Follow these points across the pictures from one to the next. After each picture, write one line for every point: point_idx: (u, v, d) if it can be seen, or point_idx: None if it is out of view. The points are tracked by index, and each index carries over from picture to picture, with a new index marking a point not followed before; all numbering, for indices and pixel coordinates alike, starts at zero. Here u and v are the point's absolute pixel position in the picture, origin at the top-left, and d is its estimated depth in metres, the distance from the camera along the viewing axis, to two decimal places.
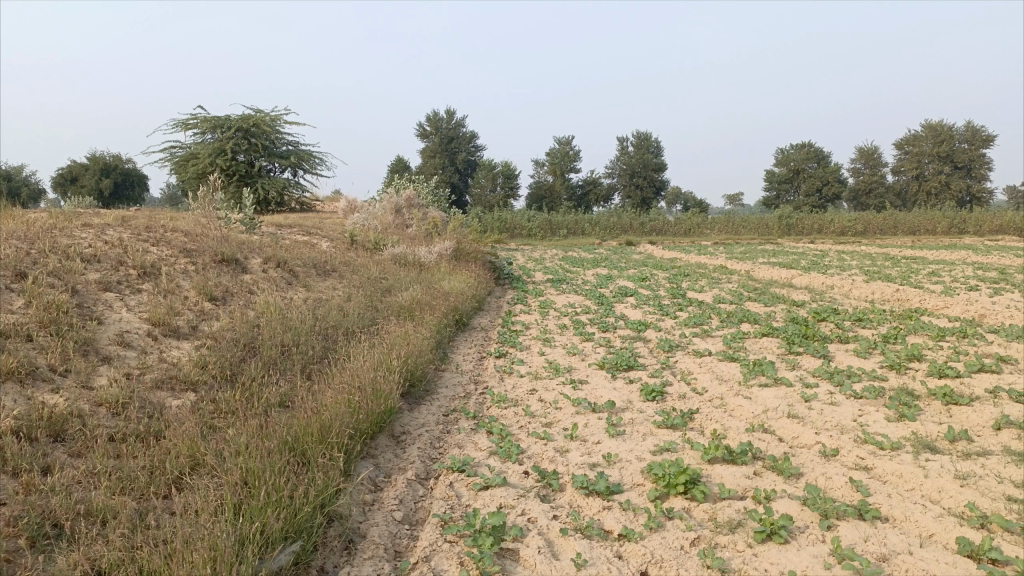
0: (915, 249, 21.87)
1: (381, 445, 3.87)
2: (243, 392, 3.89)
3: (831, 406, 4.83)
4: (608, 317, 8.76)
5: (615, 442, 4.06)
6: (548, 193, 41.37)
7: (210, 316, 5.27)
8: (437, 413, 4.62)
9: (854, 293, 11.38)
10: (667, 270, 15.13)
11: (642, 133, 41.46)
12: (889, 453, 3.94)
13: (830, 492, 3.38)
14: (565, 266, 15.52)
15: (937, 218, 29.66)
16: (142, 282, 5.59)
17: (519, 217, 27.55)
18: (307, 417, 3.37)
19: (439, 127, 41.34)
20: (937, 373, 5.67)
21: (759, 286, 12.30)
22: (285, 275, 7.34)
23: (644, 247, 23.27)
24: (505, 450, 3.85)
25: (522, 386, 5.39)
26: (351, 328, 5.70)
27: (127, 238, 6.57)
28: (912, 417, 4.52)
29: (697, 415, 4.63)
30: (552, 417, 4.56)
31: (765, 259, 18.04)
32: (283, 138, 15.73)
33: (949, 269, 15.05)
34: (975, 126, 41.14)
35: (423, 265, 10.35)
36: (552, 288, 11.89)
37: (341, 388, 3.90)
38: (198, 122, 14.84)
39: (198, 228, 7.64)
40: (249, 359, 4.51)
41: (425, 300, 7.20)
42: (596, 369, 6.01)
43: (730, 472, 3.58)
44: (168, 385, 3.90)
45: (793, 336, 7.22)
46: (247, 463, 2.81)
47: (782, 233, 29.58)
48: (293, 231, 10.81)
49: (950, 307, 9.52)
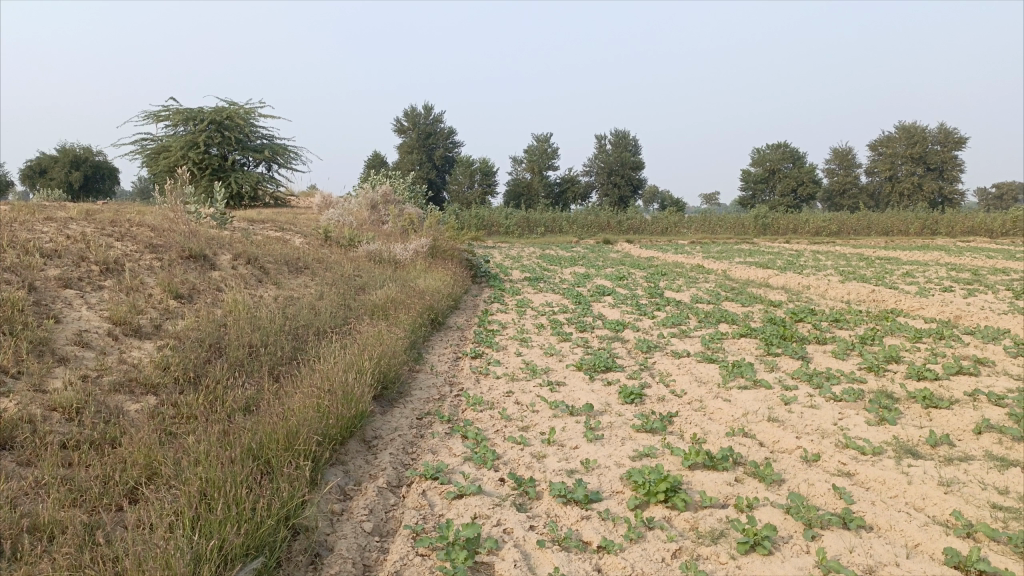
0: (888, 250, 22.05)
1: (352, 450, 3.74)
2: (207, 396, 3.73)
3: (811, 409, 4.77)
4: (586, 317, 8.67)
5: (593, 447, 3.95)
6: (525, 191, 41.26)
7: (175, 315, 5.08)
8: (410, 417, 4.49)
9: (831, 293, 11.40)
10: (645, 268, 15.08)
11: (619, 132, 41.53)
12: (871, 458, 3.87)
13: (813, 500, 3.30)
14: (543, 264, 15.42)
15: (910, 219, 29.98)
16: (104, 279, 5.39)
17: (497, 214, 27.42)
18: (273, 423, 3.23)
19: (417, 123, 41.07)
20: (916, 375, 5.63)
21: (736, 285, 12.28)
22: (256, 272, 7.15)
23: (621, 246, 23.22)
24: (480, 456, 3.73)
25: (498, 388, 5.27)
26: (323, 328, 5.54)
27: (91, 233, 6.35)
28: (893, 420, 4.46)
29: (676, 418, 4.54)
30: (529, 421, 4.45)
31: (741, 258, 18.09)
32: (257, 132, 15.46)
33: (923, 270, 15.16)
34: (946, 128, 41.64)
35: (399, 263, 10.19)
36: (529, 286, 11.78)
37: (310, 391, 3.76)
38: (170, 115, 14.53)
39: (166, 222, 7.43)
40: (215, 360, 4.35)
41: (400, 299, 7.06)
42: (574, 370, 5.90)
43: (711, 478, 3.48)
44: (127, 388, 3.72)
45: (772, 337, 7.17)
46: (206, 474, 2.67)
47: (758, 232, 29.72)
48: (266, 226, 10.59)
49: (925, 308, 9.53)
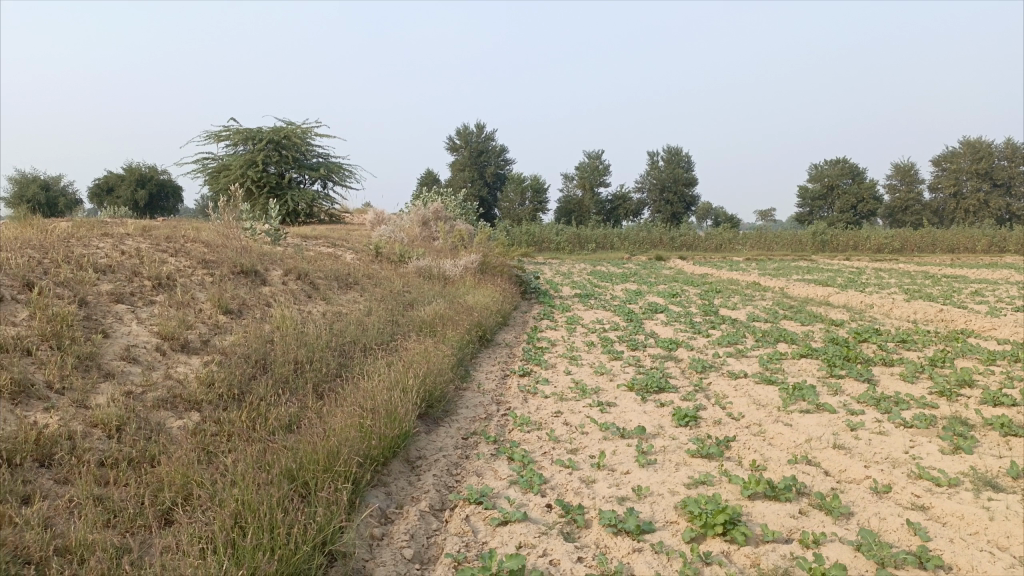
0: (954, 268, 21.26)
1: (395, 471, 3.63)
2: (250, 414, 3.67)
3: (880, 436, 4.49)
4: (638, 335, 8.45)
5: (645, 472, 3.77)
6: (577, 208, 41.09)
7: (223, 330, 5.07)
8: (456, 436, 4.36)
9: (895, 312, 10.96)
10: (699, 285, 14.75)
11: (673, 148, 41.14)
12: (947, 490, 3.59)
13: (885, 536, 3.06)
14: (594, 281, 15.23)
15: (976, 236, 28.90)
16: (156, 294, 5.42)
17: (548, 231, 27.31)
18: (313, 443, 3.13)
19: (470, 141, 41.35)
20: (992, 400, 5.28)
21: (795, 304, 11.90)
22: (305, 287, 7.16)
23: (674, 263, 22.88)
24: (526, 480, 3.58)
25: (547, 408, 5.12)
26: (370, 344, 5.48)
27: (145, 249, 6.43)
28: (969, 449, 4.16)
29: (734, 443, 4.32)
30: (578, 443, 4.28)
31: (799, 275, 17.63)
32: (313, 150, 15.69)
33: (994, 289, 14.50)
34: (1015, 142, 40.17)
35: (449, 279, 10.12)
36: (580, 303, 11.61)
37: (352, 410, 3.67)
38: (229, 134, 14.85)
39: (220, 237, 7.49)
40: (260, 376, 4.30)
41: (448, 315, 6.97)
42: (625, 390, 5.72)
43: (773, 510, 3.27)
44: (170, 403, 3.68)
45: (834, 358, 6.86)
46: (242, 496, 2.58)
47: (816, 249, 28.96)
48: (318, 242, 10.66)
49: (998, 329, 9.06)
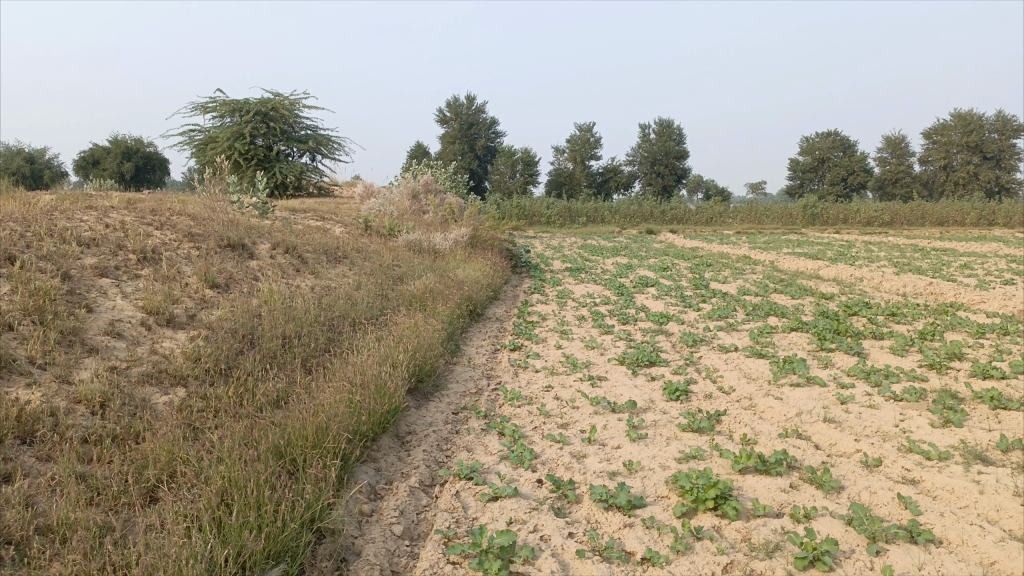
0: (943, 241, 21.32)
1: (384, 446, 3.60)
2: (237, 389, 3.63)
3: (870, 410, 4.49)
4: (629, 309, 8.43)
5: (636, 447, 3.75)
6: (567, 181, 40.92)
7: (210, 304, 5.00)
8: (446, 411, 4.34)
9: (885, 286, 10.98)
10: (690, 259, 14.73)
11: (664, 121, 40.93)
12: (937, 464, 3.60)
13: (876, 510, 3.06)
14: (585, 255, 15.18)
15: (966, 209, 28.97)
16: (141, 268, 5.34)
17: (538, 204, 27.18)
18: (301, 418, 3.09)
19: (460, 113, 41.01)
20: (981, 373, 5.29)
21: (785, 277, 11.90)
22: (294, 261, 7.08)
23: (665, 237, 22.84)
24: (517, 455, 3.56)
25: (538, 382, 5.09)
26: (358, 319, 5.43)
27: (130, 222, 6.33)
28: (959, 422, 4.16)
29: (724, 417, 4.31)
30: (569, 418, 4.26)
31: (789, 249, 17.64)
32: (301, 122, 15.49)
33: (982, 262, 14.55)
34: (1005, 116, 40.15)
35: (439, 253, 10.06)
36: (571, 277, 11.56)
37: (341, 385, 3.63)
38: (216, 106, 14.64)
39: (207, 210, 7.39)
40: (247, 351, 4.24)
41: (438, 289, 6.92)
42: (616, 364, 5.70)
43: (764, 484, 3.26)
44: (155, 379, 3.63)
45: (824, 331, 6.86)
46: (228, 472, 2.54)
47: (806, 222, 28.97)
48: (307, 216, 10.55)
49: (986, 302, 9.09)
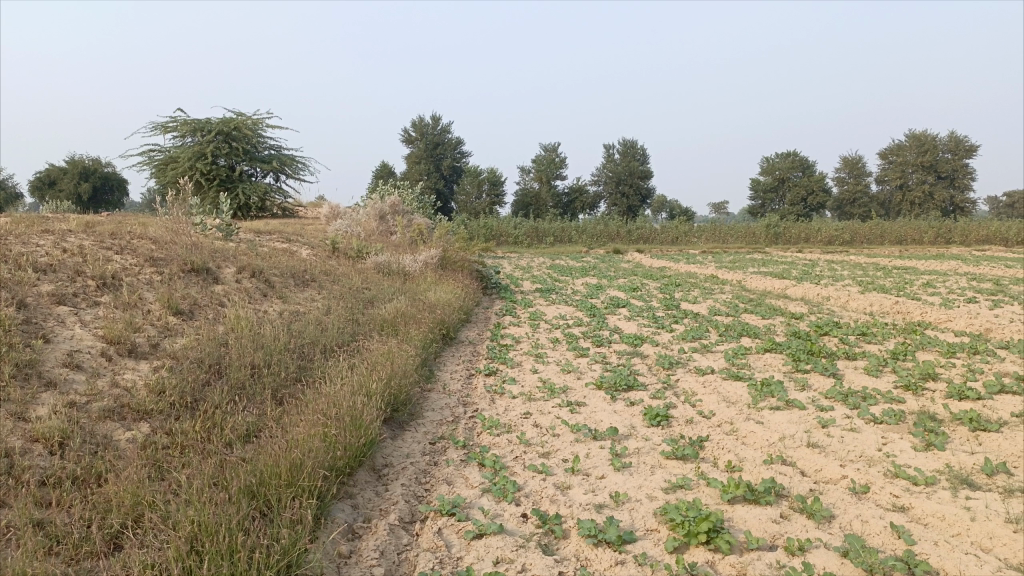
0: (903, 259, 21.71)
1: (360, 481, 3.45)
2: (204, 423, 3.46)
3: (851, 433, 4.45)
4: (602, 330, 8.36)
5: (621, 477, 3.65)
6: (534, 201, 40.99)
7: (174, 333, 4.81)
8: (423, 441, 4.20)
9: (852, 305, 11.07)
10: (658, 279, 14.75)
11: (628, 141, 41.32)
12: (925, 489, 3.55)
13: (870, 540, 2.99)
14: (554, 275, 15.13)
15: (923, 228, 29.60)
16: (101, 294, 5.12)
17: (506, 224, 27.14)
18: (274, 455, 2.94)
19: (425, 133, 40.98)
20: (957, 394, 5.30)
21: (754, 297, 11.95)
22: (260, 285, 6.88)
23: (632, 256, 22.94)
24: (499, 488, 3.43)
25: (515, 409, 4.97)
26: (329, 345, 5.27)
27: (89, 246, 6.10)
28: (942, 445, 4.14)
29: (707, 443, 4.24)
30: (550, 446, 4.15)
31: (756, 268, 17.79)
32: (265, 142, 15.28)
33: (943, 280, 14.78)
34: (958, 136, 41.23)
35: (408, 275, 9.91)
36: (541, 298, 11.48)
37: (314, 418, 3.48)
38: (177, 126, 14.38)
39: (169, 233, 7.18)
40: (214, 382, 4.06)
41: (410, 313, 6.78)
42: (594, 388, 5.61)
43: (754, 515, 3.18)
44: (117, 415, 3.44)
45: (798, 352, 6.86)
46: (198, 516, 2.38)
47: (769, 241, 29.33)
48: (272, 237, 10.35)
49: (953, 320, 9.19)
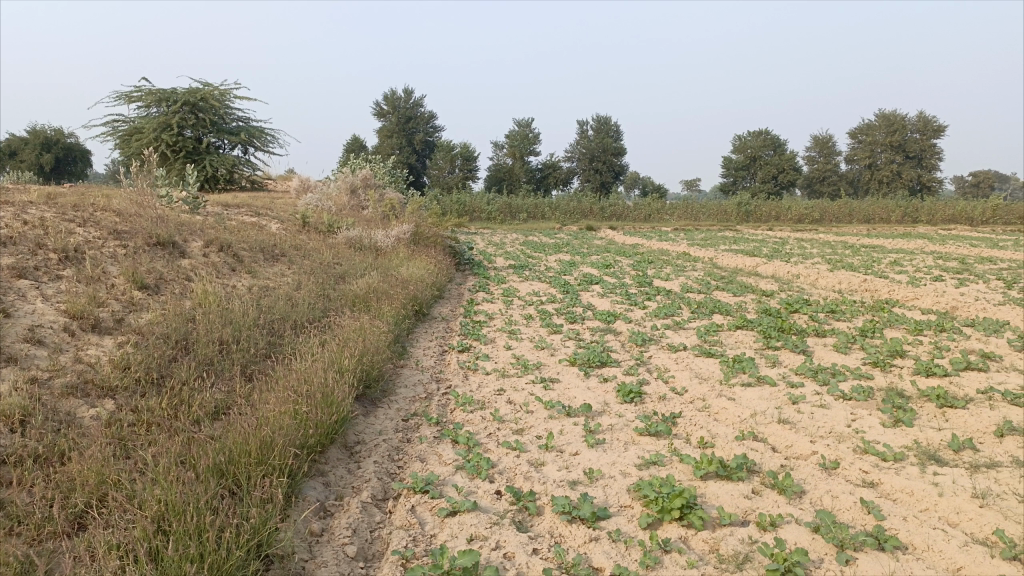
0: (872, 238, 21.98)
1: (332, 458, 3.41)
2: (171, 400, 3.38)
3: (822, 410, 4.49)
4: (575, 307, 8.36)
5: (595, 453, 3.65)
6: (507, 176, 40.81)
7: (140, 308, 4.70)
8: (395, 419, 4.16)
9: (822, 283, 11.19)
10: (630, 256, 14.78)
11: (602, 117, 41.22)
12: (893, 466, 3.60)
13: (840, 516, 3.03)
14: (527, 251, 15.10)
15: (890, 207, 29.98)
16: (63, 268, 4.99)
17: (479, 200, 27.01)
18: (243, 432, 2.89)
19: (397, 107, 40.52)
20: (924, 371, 5.37)
21: (726, 274, 12.02)
22: (229, 260, 6.76)
23: (605, 233, 22.96)
24: (473, 465, 3.41)
25: (489, 386, 4.95)
26: (300, 321, 5.19)
27: (50, 218, 5.94)
28: (910, 422, 4.20)
29: (680, 420, 4.25)
30: (523, 423, 4.14)
31: (727, 246, 17.91)
32: (233, 114, 14.97)
33: (910, 259, 14.99)
34: (926, 117, 41.68)
35: (380, 250, 9.81)
36: (514, 274, 11.45)
37: (285, 395, 3.42)
38: (142, 96, 14.03)
39: (134, 205, 7.00)
40: (181, 358, 3.98)
41: (382, 288, 6.71)
42: (567, 365, 5.60)
43: (726, 491, 3.20)
44: (81, 391, 3.35)
45: (769, 329, 6.91)
46: (165, 496, 2.33)
47: (740, 219, 29.53)
48: (241, 211, 10.17)
49: (920, 298, 9.31)
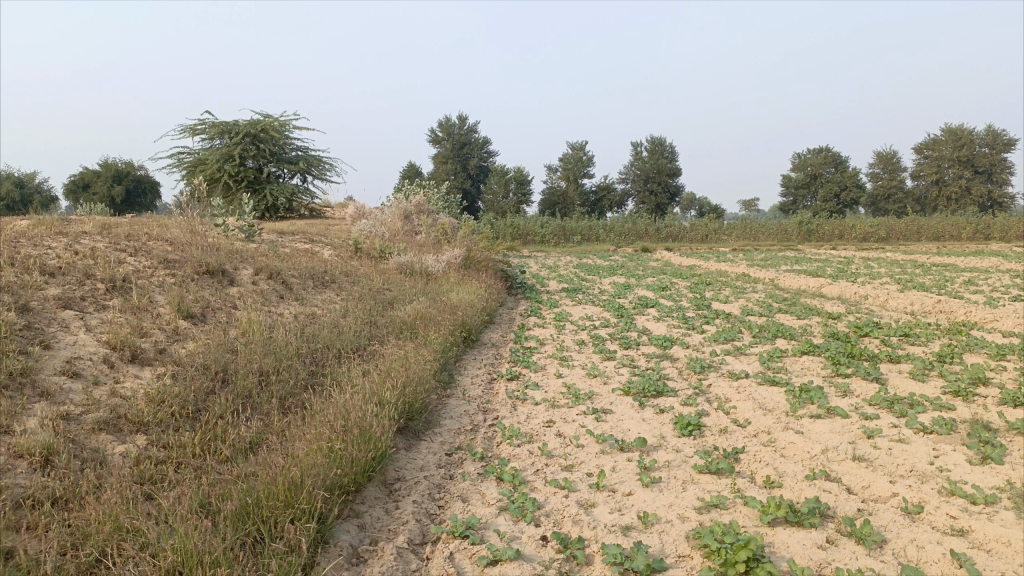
0: (942, 256, 21.07)
1: (369, 497, 3.22)
2: (204, 436, 3.25)
3: (900, 445, 4.12)
4: (630, 332, 8.06)
5: (650, 494, 3.38)
6: (561, 200, 40.64)
7: (183, 337, 4.60)
8: (438, 453, 3.95)
9: (892, 304, 10.64)
10: (688, 278, 14.40)
11: (656, 139, 40.84)
12: (985, 510, 3.23)
13: (928, 571, 2.69)
14: (581, 274, 14.83)
15: (961, 224, 28.75)
16: (110, 297, 4.95)
17: (532, 223, 26.88)
18: (272, 472, 2.73)
19: (452, 133, 40.84)
20: (1012, 401, 4.93)
21: (788, 296, 11.55)
22: (277, 287, 6.69)
23: (661, 254, 22.61)
24: (518, 507, 3.18)
25: (538, 417, 4.70)
26: (344, 350, 5.06)
27: (102, 248, 5.96)
28: (1000, 459, 3.79)
29: (743, 456, 3.95)
30: (574, 459, 3.88)
31: (789, 266, 17.34)
32: (292, 143, 15.19)
33: (986, 277, 14.22)
34: (996, 129, 40.06)
35: (431, 275, 9.68)
36: (568, 298, 11.19)
37: (319, 431, 3.25)
38: (205, 128, 14.34)
39: (185, 233, 7.01)
40: (219, 390, 3.86)
41: (430, 315, 6.55)
42: (621, 395, 5.32)
43: (797, 540, 2.89)
44: (112, 426, 3.25)
45: (838, 355, 6.50)
46: (181, 545, 2.20)
47: (801, 238, 28.67)
48: (295, 238, 10.19)
49: (1000, 320, 8.72)
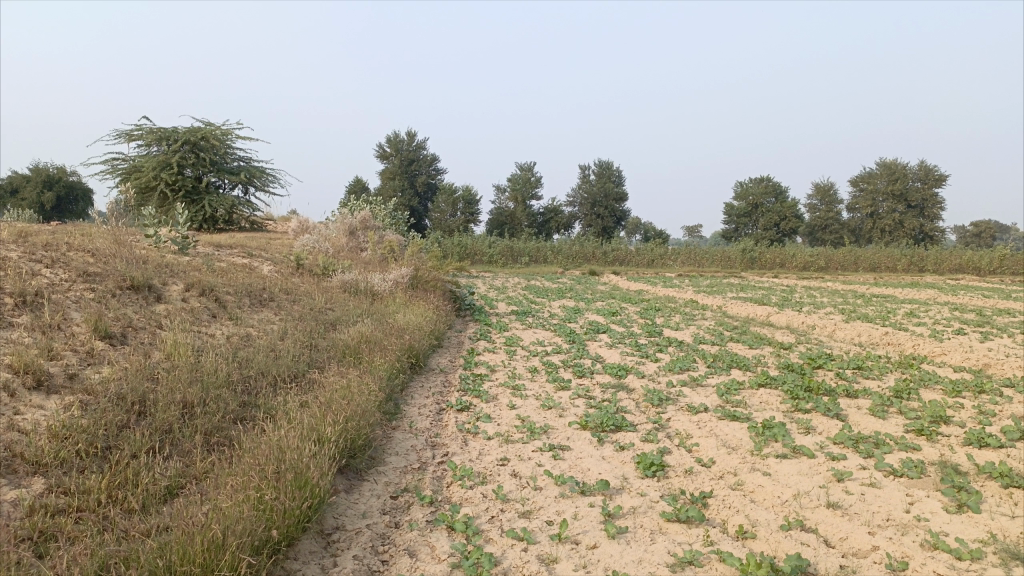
0: (881, 287, 21.50)
1: (303, 552, 2.84)
2: (112, 480, 2.83)
3: (873, 490, 3.91)
4: (583, 359, 7.79)
5: (618, 547, 3.09)
6: (508, 220, 40.52)
7: (99, 361, 4.14)
8: (382, 496, 3.58)
9: (840, 334, 10.63)
10: (637, 303, 14.27)
11: (604, 163, 41.09)
12: (972, 566, 3.02)
13: None
14: (530, 297, 14.57)
15: (896, 256, 29.52)
16: (18, 313, 4.45)
17: (480, 242, 26.60)
18: (189, 528, 2.35)
19: (401, 149, 40.42)
20: (977, 442, 4.79)
21: (738, 324, 11.49)
22: (210, 305, 6.22)
23: (608, 278, 22.59)
24: (472, 564, 2.85)
25: (491, 454, 4.37)
26: (281, 376, 4.65)
27: (14, 258, 5.42)
28: (977, 507, 3.61)
29: (712, 501, 3.69)
30: (532, 504, 3.56)
31: (735, 293, 17.41)
32: (234, 153, 14.60)
33: (927, 310, 14.43)
34: (928, 165, 41.46)
35: (376, 295, 9.28)
36: (518, 321, 10.89)
37: (245, 478, 2.85)
38: (143, 134, 13.68)
39: (111, 244, 6.49)
40: (136, 424, 3.42)
41: (375, 338, 6.16)
42: (578, 429, 5.02)
43: None
44: (5, 467, 2.80)
45: (796, 388, 6.33)
46: None
47: (744, 266, 29.02)
48: (233, 252, 9.67)
49: (948, 355, 8.72)
